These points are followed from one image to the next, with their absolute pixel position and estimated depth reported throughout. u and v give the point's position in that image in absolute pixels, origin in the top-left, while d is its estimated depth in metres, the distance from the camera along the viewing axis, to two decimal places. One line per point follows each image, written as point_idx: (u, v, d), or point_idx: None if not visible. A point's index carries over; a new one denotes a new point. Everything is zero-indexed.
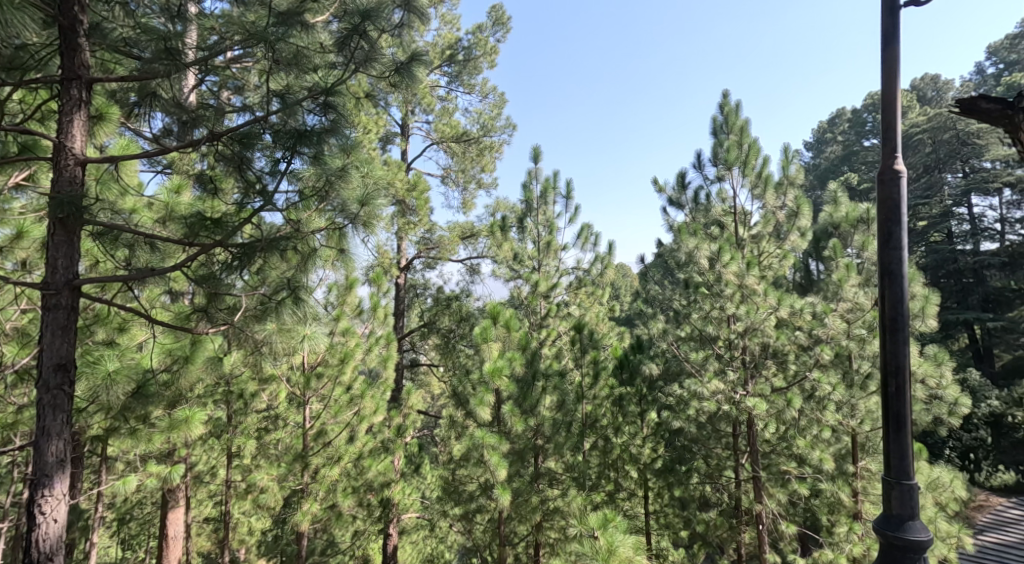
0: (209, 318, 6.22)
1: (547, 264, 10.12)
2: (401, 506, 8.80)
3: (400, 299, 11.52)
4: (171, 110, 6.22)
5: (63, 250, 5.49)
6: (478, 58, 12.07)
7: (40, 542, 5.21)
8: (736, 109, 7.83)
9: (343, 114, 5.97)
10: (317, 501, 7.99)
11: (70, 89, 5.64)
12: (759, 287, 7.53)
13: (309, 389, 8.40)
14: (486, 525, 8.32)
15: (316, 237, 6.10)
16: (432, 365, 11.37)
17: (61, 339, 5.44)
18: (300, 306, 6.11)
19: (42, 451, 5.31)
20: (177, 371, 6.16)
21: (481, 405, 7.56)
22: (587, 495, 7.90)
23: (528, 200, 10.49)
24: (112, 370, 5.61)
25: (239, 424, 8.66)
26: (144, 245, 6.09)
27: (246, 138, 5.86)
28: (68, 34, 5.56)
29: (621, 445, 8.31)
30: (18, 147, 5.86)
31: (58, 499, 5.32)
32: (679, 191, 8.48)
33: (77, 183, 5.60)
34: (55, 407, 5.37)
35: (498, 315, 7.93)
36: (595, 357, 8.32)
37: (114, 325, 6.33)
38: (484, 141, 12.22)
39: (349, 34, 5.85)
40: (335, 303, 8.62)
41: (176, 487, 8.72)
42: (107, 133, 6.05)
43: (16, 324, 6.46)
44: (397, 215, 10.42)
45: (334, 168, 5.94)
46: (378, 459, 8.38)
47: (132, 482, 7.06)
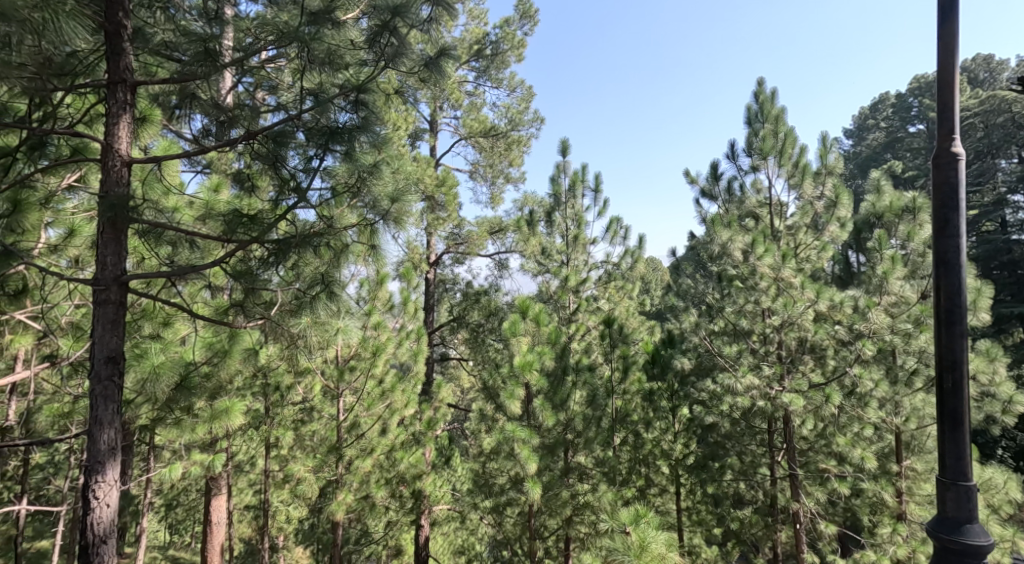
0: (247, 313, 6.27)
1: (576, 258, 10.10)
2: (433, 498, 8.84)
3: (430, 294, 11.52)
4: (209, 111, 6.32)
5: (111, 248, 5.56)
6: (506, 52, 11.98)
7: (95, 525, 5.29)
8: (772, 98, 7.61)
9: (374, 111, 5.97)
10: (351, 492, 8.14)
11: (115, 93, 5.70)
12: (796, 279, 7.37)
13: (343, 381, 8.53)
14: (516, 518, 8.35)
15: (348, 233, 6.13)
16: (462, 360, 11.38)
17: (111, 333, 5.51)
18: (333, 301, 6.11)
19: (95, 440, 5.38)
20: (218, 364, 6.34)
21: (511, 399, 7.53)
22: (618, 490, 7.90)
23: (557, 194, 10.37)
24: (156, 364, 5.72)
25: (276, 415, 9.17)
26: (185, 243, 6.23)
27: (280, 137, 5.90)
28: (113, 37, 5.60)
29: (652, 440, 8.26)
30: (70, 150, 5.92)
31: (111, 484, 5.39)
32: (712, 183, 8.27)
33: (124, 183, 5.68)
34: (106, 397, 5.44)
35: (528, 309, 7.92)
36: (624, 352, 8.39)
37: (159, 320, 6.40)
38: (512, 135, 12.14)
39: (379, 31, 5.88)
40: (366, 299, 8.72)
41: (219, 475, 8.86)
42: (150, 134, 6.17)
43: (69, 319, 6.72)
44: (426, 211, 10.46)
45: (366, 164, 5.94)
46: (409, 452, 8.40)
47: (179, 470, 7.24)
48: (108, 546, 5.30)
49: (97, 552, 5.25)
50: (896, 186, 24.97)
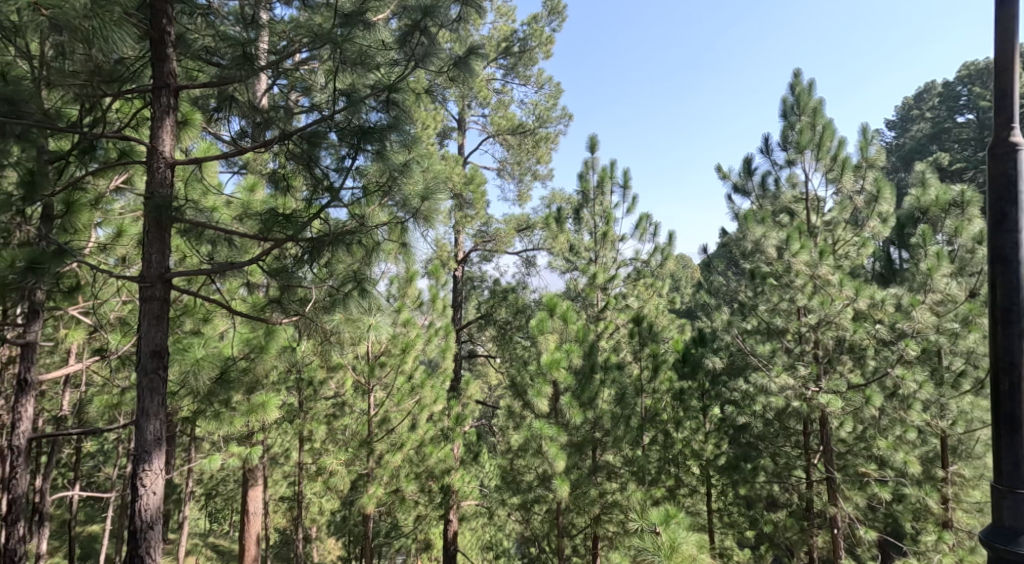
0: (283, 309, 6.33)
1: (604, 255, 9.96)
2: (461, 494, 8.66)
3: (457, 291, 11.45)
4: (247, 114, 6.33)
5: (156, 247, 5.63)
6: (534, 49, 11.89)
7: (143, 511, 5.35)
8: (808, 90, 7.39)
9: (405, 111, 5.99)
10: (381, 486, 8.20)
11: (160, 97, 5.78)
12: (834, 277, 7.13)
13: (373, 376, 8.61)
14: (544, 515, 8.29)
15: (379, 232, 6.08)
16: (490, 357, 11.33)
17: (156, 328, 5.56)
18: (365, 298, 6.19)
19: (142, 430, 5.43)
20: (255, 359, 6.46)
21: (539, 396, 7.50)
22: (647, 490, 7.77)
23: (585, 191, 10.23)
24: (198, 357, 6.00)
25: (310, 410, 9.24)
26: (224, 241, 6.44)
27: (313, 138, 6.01)
28: (157, 42, 5.68)
29: (681, 440, 8.23)
30: (117, 153, 6.20)
31: (157, 473, 5.43)
32: (744, 178, 8.10)
33: (168, 185, 5.77)
34: (152, 390, 5.49)
35: (556, 307, 7.95)
36: (654, 351, 8.22)
37: (200, 316, 6.60)
38: (540, 132, 12.04)
39: (410, 31, 5.86)
40: (396, 296, 8.71)
41: (255, 466, 8.99)
42: (190, 137, 6.42)
43: (118, 314, 7.25)
44: (454, 209, 10.40)
45: (396, 163, 6.00)
46: (438, 446, 8.45)
47: (218, 461, 7.49)
48: (154, 532, 5.36)
49: (144, 538, 5.31)
50: (943, 178, 24.30)
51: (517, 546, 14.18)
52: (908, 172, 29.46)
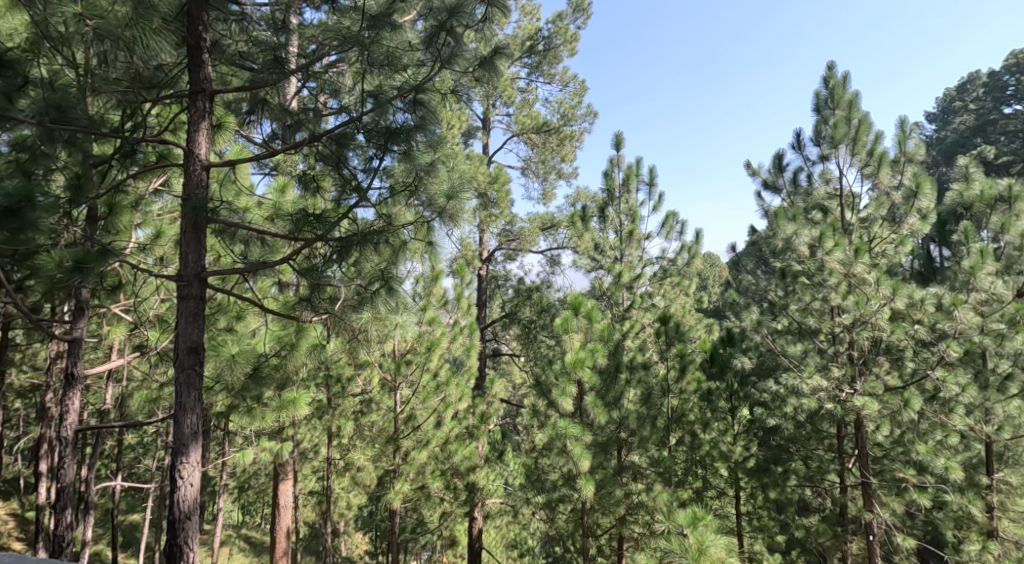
0: (313, 307, 6.32)
1: (630, 254, 9.84)
2: (486, 491, 8.83)
3: (482, 290, 11.39)
4: (278, 116, 6.69)
5: (193, 246, 5.71)
6: (559, 46, 11.80)
7: (181, 502, 5.39)
8: (843, 83, 7.16)
9: (432, 110, 5.95)
10: (407, 482, 8.27)
11: (196, 102, 5.85)
12: (869, 276, 6.93)
13: (400, 374, 8.64)
14: (569, 515, 8.16)
15: (405, 231, 6.23)
16: (514, 356, 11.28)
17: (193, 325, 5.65)
18: (393, 296, 6.25)
19: (180, 423, 5.48)
20: (286, 356, 6.51)
21: (563, 396, 7.43)
22: (674, 491, 7.68)
23: (610, 188, 10.11)
24: (232, 353, 5.99)
25: (337, 406, 9.04)
26: (257, 240, 6.64)
27: (341, 139, 6.05)
28: (194, 49, 5.81)
29: (710, 441, 8.05)
30: (156, 155, 6.40)
31: (194, 465, 5.49)
32: (775, 174, 7.87)
33: (204, 187, 5.83)
34: (189, 384, 5.57)
35: (580, 307, 7.88)
36: (681, 351, 8.12)
37: (233, 313, 6.79)
38: (565, 130, 11.94)
39: (436, 32, 5.86)
40: (422, 295, 8.71)
41: (286, 461, 8.95)
42: (224, 140, 6.62)
43: (156, 312, 7.53)
44: (479, 208, 10.36)
45: (423, 163, 6.06)
46: (463, 444, 8.50)
47: (250, 456, 7.74)
48: (192, 523, 5.40)
49: (183, 527, 5.36)
50: (987, 172, 23.65)
51: (542, 546, 14.13)
52: (948, 166, 28.77)
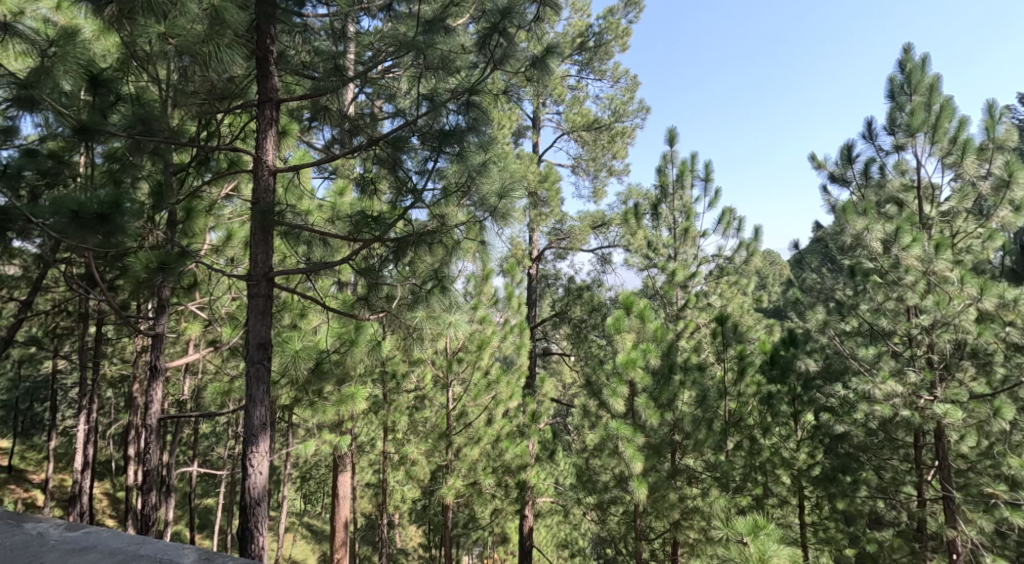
0: (370, 306, 6.44)
1: (684, 252, 9.53)
2: (536, 490, 8.69)
3: (532, 290, 11.19)
4: (337, 122, 6.83)
5: (262, 247, 6.07)
6: (610, 42, 11.51)
7: (252, 489, 5.77)
8: (922, 66, 6.71)
9: (484, 112, 5.90)
10: (459, 478, 8.38)
11: (264, 111, 6.24)
12: (952, 274, 6.47)
13: (451, 372, 8.61)
14: (621, 517, 8.08)
15: (457, 231, 6.20)
16: (564, 356, 11.05)
17: (261, 322, 5.97)
18: (447, 295, 6.33)
19: (250, 415, 5.82)
20: (345, 352, 6.70)
21: (615, 396, 7.27)
22: (731, 497, 7.48)
23: (663, 185, 9.78)
24: (296, 348, 6.33)
25: (392, 402, 9.22)
26: (319, 242, 6.68)
27: (397, 143, 6.09)
28: (263, 62, 6.18)
29: (771, 447, 7.76)
30: (227, 163, 7.01)
31: (263, 455, 5.83)
32: (843, 166, 7.43)
33: (271, 192, 6.21)
34: (258, 378, 5.89)
35: (632, 306, 7.61)
36: (739, 352, 7.86)
37: (297, 311, 7.03)
38: (616, 127, 11.63)
39: (488, 33, 5.79)
40: (472, 294, 8.60)
41: (344, 454, 9.50)
42: (288, 145, 6.98)
43: (228, 310, 7.99)
44: (529, 208, 10.19)
45: (475, 163, 5.98)
46: (515, 442, 8.42)
47: (312, 447, 8.06)
48: (261, 509, 5.76)
49: (253, 512, 5.75)
50: None
51: (593, 547, 13.97)
52: None
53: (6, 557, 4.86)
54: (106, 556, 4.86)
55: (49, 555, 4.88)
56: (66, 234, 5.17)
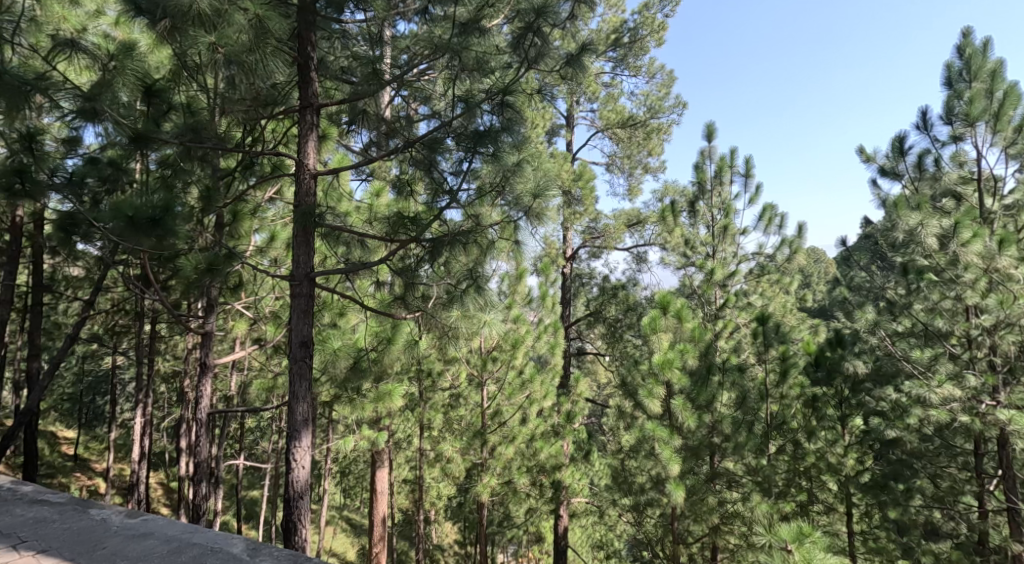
0: (407, 306, 6.37)
1: (724, 250, 9.15)
2: (571, 490, 8.44)
3: (566, 289, 11.02)
4: (374, 126, 6.90)
5: (304, 249, 6.08)
6: (646, 38, 11.25)
7: (295, 482, 5.84)
8: (984, 50, 6.33)
9: (520, 112, 5.69)
10: (494, 476, 8.26)
11: (305, 116, 6.27)
12: (1016, 271, 6.15)
13: (485, 371, 8.64)
14: (658, 519, 7.86)
15: (491, 230, 6.08)
16: (599, 356, 10.83)
17: (303, 321, 6.00)
18: (482, 294, 6.21)
19: (292, 411, 5.87)
20: (383, 350, 6.72)
21: (651, 397, 7.22)
22: (775, 503, 7.13)
23: (701, 181, 9.49)
24: (335, 347, 6.56)
25: (429, 399, 9.54)
26: (357, 243, 6.71)
27: (432, 144, 6.01)
28: (303, 68, 6.25)
29: (815, 452, 7.31)
30: (271, 167, 7.08)
31: (305, 450, 5.85)
32: (895, 159, 7.04)
33: (312, 195, 6.24)
34: (300, 376, 5.93)
35: (669, 305, 7.38)
36: (782, 352, 7.45)
37: (336, 310, 6.95)
38: (651, 123, 11.34)
39: (522, 34, 5.73)
40: (506, 293, 8.40)
41: (382, 450, 9.43)
42: (327, 149, 7.02)
43: (272, 308, 8.00)
44: (563, 206, 10.00)
45: (510, 163, 5.82)
46: (549, 442, 8.24)
47: (351, 442, 8.10)
48: (304, 502, 5.82)
49: (296, 505, 5.82)
50: None
51: (629, 550, 13.76)
52: None
53: (71, 540, 5.13)
54: (162, 543, 5.10)
55: (110, 540, 5.14)
56: (123, 238, 5.29)
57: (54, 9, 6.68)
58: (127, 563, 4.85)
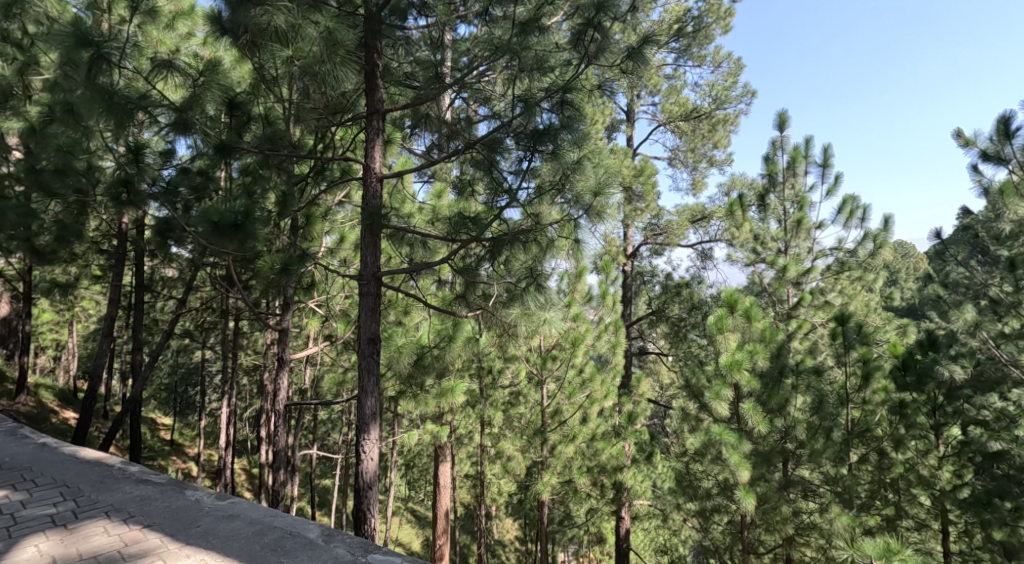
0: (468, 304, 6.14)
1: (797, 246, 8.57)
2: (633, 493, 7.89)
3: (626, 287, 10.62)
4: (437, 129, 6.65)
5: (371, 249, 5.89)
6: (711, 25, 10.62)
7: (364, 473, 5.72)
8: None
9: (581, 109, 5.38)
10: (555, 475, 8.04)
11: (373, 122, 6.07)
12: None
13: (545, 369, 8.38)
14: (726, 527, 7.44)
15: (551, 229, 5.72)
16: (661, 356, 10.28)
17: (371, 318, 5.82)
18: (542, 292, 5.85)
19: (361, 405, 5.72)
20: (444, 348, 6.51)
21: (717, 400, 6.82)
22: (856, 515, 6.58)
23: (772, 173, 8.86)
24: (398, 344, 6.23)
25: (488, 397, 9.25)
26: (421, 243, 6.43)
27: (491, 144, 5.71)
28: (370, 76, 6.01)
29: (904, 463, 6.72)
30: (341, 172, 7.02)
31: (374, 442, 5.72)
32: (1000, 142, 6.39)
33: (379, 198, 6.06)
34: (369, 370, 5.77)
35: (736, 304, 6.91)
36: (864, 355, 6.76)
37: (401, 307, 6.82)
38: (717, 115, 10.71)
39: (582, 29, 5.43)
40: (565, 290, 8.06)
41: (444, 444, 9.23)
42: (391, 152, 6.87)
43: (342, 307, 7.87)
44: (623, 203, 9.56)
45: (570, 161, 5.49)
46: (610, 443, 7.85)
47: (415, 436, 7.97)
48: (373, 493, 5.70)
49: (366, 496, 5.70)
50: None
51: None
52: None
53: (171, 517, 5.24)
54: (247, 525, 5.17)
55: (204, 519, 5.24)
56: (211, 242, 5.25)
57: (151, 34, 7.06)
58: (219, 541, 4.94)
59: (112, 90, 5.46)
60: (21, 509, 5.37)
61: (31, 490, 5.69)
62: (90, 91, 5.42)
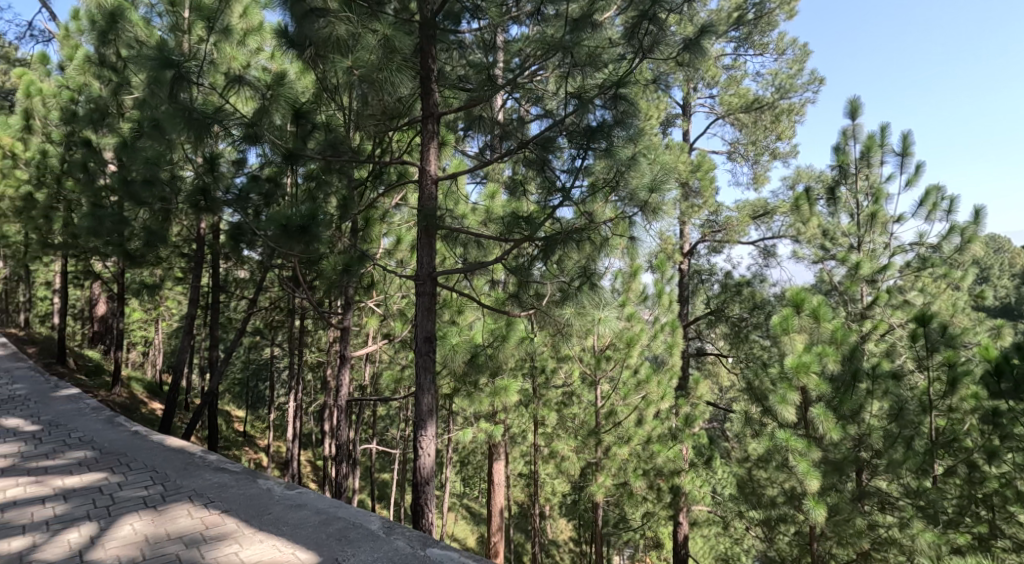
0: (521, 303, 5.75)
1: (870, 241, 7.86)
2: (691, 497, 7.42)
3: (684, 285, 10.08)
4: (491, 130, 6.30)
5: (427, 250, 5.58)
6: (774, 11, 9.91)
7: (420, 469, 5.44)
8: None
9: (635, 104, 4.96)
10: (609, 477, 7.62)
11: (428, 125, 5.77)
12: None
13: (598, 369, 7.98)
14: (792, 538, 6.80)
15: (604, 227, 5.29)
16: (722, 357, 9.65)
17: (426, 316, 5.50)
18: (597, 292, 5.43)
19: (419, 401, 5.40)
20: (497, 348, 6.15)
21: (783, 404, 6.19)
22: (943, 532, 5.93)
23: (842, 164, 8.18)
24: (452, 341, 5.92)
25: (543, 396, 9.00)
26: (474, 243, 6.08)
27: (544, 144, 5.33)
28: (425, 81, 5.68)
29: (1000, 477, 5.95)
30: (398, 175, 6.74)
31: (431, 438, 5.40)
32: None
33: (434, 200, 5.76)
34: (425, 368, 5.45)
35: (803, 303, 6.23)
36: (949, 358, 6.08)
37: (454, 307, 6.47)
38: (781, 104, 10.03)
39: (636, 22, 4.96)
40: (618, 289, 7.53)
41: (498, 443, 8.89)
42: (445, 155, 6.56)
43: (398, 307, 7.65)
44: (680, 199, 9.04)
45: (624, 157, 5.07)
46: (667, 446, 7.37)
47: (470, 433, 7.63)
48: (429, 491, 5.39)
49: (423, 493, 5.39)
50: None
51: None
52: None
53: (245, 504, 5.05)
54: (314, 513, 4.92)
55: (274, 506, 5.03)
56: (278, 244, 5.02)
57: (225, 50, 6.94)
58: (286, 529, 4.70)
59: (191, 105, 5.20)
60: (119, 489, 5.26)
61: (126, 472, 5.60)
62: (171, 109, 5.17)
